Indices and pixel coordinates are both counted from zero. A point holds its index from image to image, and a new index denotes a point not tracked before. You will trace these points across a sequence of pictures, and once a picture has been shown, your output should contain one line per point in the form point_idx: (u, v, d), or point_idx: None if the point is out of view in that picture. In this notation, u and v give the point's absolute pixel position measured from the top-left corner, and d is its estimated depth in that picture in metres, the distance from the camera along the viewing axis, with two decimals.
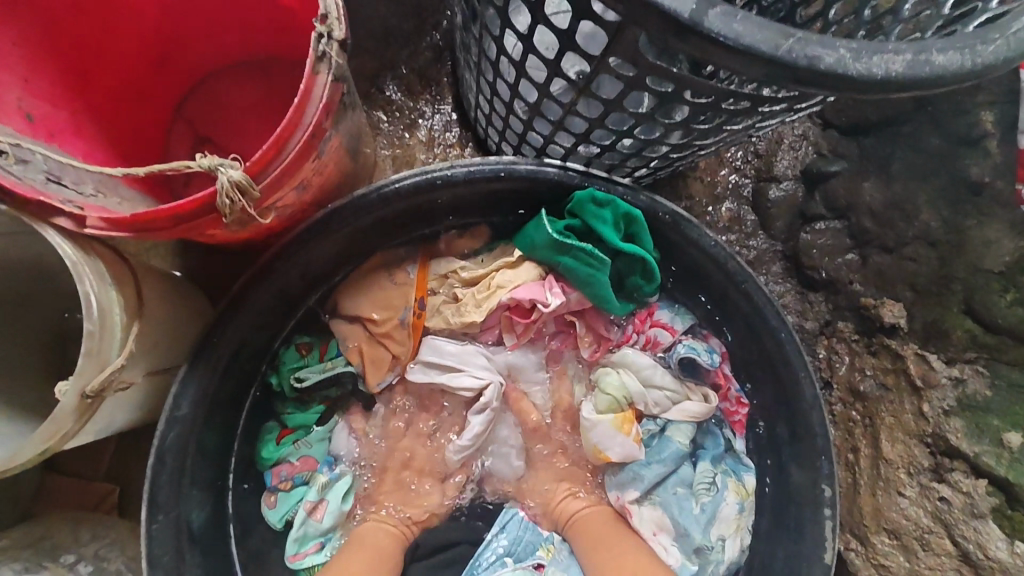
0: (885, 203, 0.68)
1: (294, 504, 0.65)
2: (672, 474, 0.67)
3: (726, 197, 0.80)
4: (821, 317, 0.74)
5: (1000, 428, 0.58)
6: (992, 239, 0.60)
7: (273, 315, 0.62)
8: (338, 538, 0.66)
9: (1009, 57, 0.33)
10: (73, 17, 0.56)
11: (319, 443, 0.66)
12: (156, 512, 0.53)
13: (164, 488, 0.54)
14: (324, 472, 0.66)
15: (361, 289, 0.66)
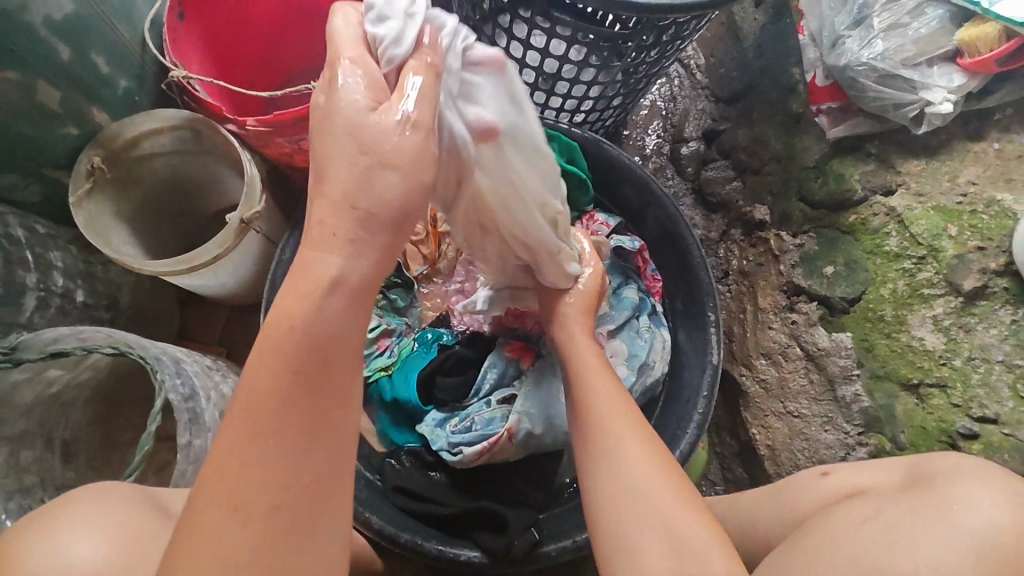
0: (750, 139, 0.96)
1: None
2: (631, 320, 0.94)
3: (652, 155, 1.11)
4: (719, 229, 1.03)
5: (822, 266, 0.85)
6: (808, 146, 0.88)
7: None
8: (378, 360, 0.93)
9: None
10: (229, 29, 0.84)
11: None
12: (270, 316, 0.82)
13: (276, 303, 0.82)
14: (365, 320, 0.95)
15: None
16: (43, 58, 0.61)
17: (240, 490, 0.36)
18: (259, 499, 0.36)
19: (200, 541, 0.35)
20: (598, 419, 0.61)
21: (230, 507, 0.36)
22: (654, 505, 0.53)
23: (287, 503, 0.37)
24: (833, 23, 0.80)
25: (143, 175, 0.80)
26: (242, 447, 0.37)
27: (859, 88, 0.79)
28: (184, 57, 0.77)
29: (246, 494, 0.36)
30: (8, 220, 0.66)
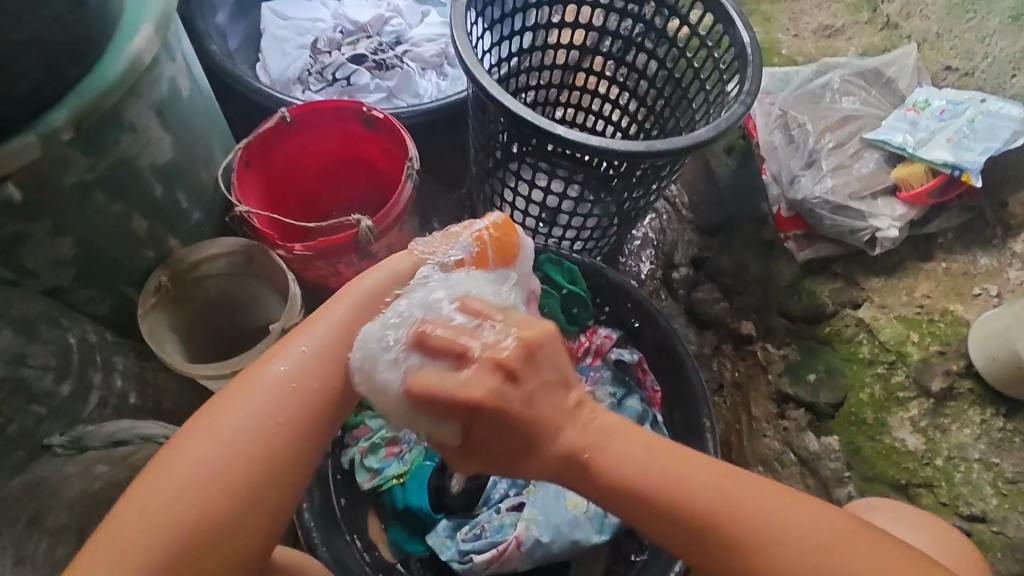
0: (732, 265, 1.06)
1: (353, 452, 0.95)
2: None
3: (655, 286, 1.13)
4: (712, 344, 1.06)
5: (805, 374, 0.91)
6: (782, 269, 0.99)
7: None
8: (387, 465, 0.94)
9: (688, 145, 0.83)
10: (283, 172, 1.01)
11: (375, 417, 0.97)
12: None
13: None
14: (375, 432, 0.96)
15: None
16: (141, 195, 0.76)
17: (172, 478, 0.49)
18: (180, 488, 0.48)
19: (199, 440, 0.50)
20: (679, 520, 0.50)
21: (216, 432, 0.51)
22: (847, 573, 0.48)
23: (197, 493, 0.48)
24: (790, 165, 0.95)
25: (199, 294, 0.92)
26: (190, 441, 0.50)
27: (817, 217, 0.92)
28: (245, 190, 0.93)
29: (175, 482, 0.49)
30: (86, 327, 0.78)
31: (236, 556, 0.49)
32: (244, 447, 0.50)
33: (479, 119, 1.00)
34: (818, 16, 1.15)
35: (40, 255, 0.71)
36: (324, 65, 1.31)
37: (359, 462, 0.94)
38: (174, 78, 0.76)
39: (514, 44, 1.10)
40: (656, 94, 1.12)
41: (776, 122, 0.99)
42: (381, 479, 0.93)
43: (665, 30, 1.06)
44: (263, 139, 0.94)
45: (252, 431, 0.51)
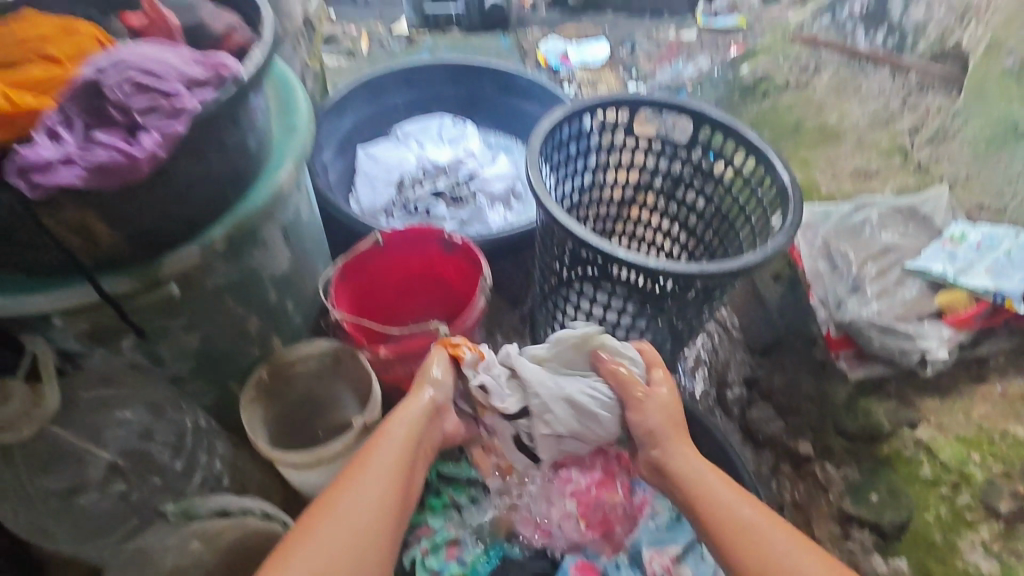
0: (784, 383, 1.10)
1: (414, 551, 0.99)
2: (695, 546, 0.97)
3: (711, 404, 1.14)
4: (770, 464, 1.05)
5: (867, 493, 0.93)
6: (836, 388, 1.03)
7: None
8: (448, 566, 0.97)
9: (736, 268, 0.92)
10: (370, 285, 1.15)
11: (437, 517, 1.02)
12: None
13: None
14: (436, 533, 1.00)
15: None
16: (260, 301, 0.89)
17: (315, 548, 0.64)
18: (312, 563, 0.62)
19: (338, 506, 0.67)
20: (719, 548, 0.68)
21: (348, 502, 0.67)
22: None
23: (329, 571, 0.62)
24: (836, 290, 1.02)
25: (289, 392, 1.02)
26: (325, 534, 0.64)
27: (866, 337, 0.96)
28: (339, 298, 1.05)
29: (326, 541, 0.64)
30: (199, 413, 0.87)
31: None
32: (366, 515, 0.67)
33: (545, 243, 1.12)
34: (852, 162, 1.29)
35: (172, 348, 0.84)
36: (407, 198, 1.50)
37: (420, 563, 0.97)
38: (299, 205, 0.91)
39: (577, 182, 1.25)
40: (705, 226, 1.24)
41: (819, 252, 1.07)
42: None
43: (711, 171, 1.20)
44: (357, 257, 1.09)
45: (364, 531, 0.66)
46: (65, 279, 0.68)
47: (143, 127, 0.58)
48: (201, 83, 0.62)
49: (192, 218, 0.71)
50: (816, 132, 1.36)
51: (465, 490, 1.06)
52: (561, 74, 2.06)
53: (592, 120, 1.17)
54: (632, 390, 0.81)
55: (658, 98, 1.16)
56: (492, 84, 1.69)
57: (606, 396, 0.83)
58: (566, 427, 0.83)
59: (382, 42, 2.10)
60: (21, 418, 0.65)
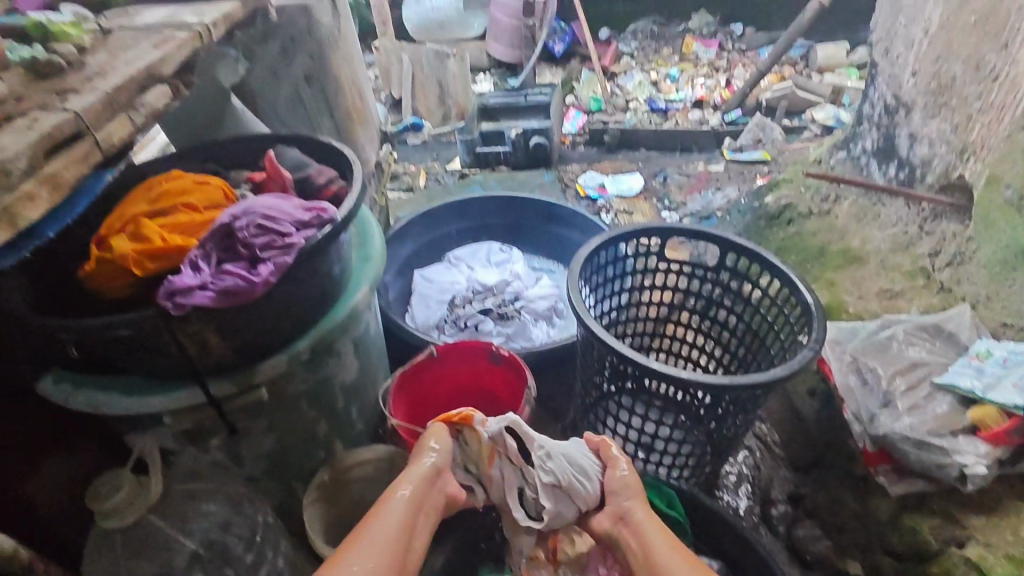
0: (828, 503, 1.14)
1: None
2: None
3: (757, 521, 1.18)
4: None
5: None
6: (880, 504, 1.05)
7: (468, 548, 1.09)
8: None
9: (765, 380, 0.98)
10: (424, 396, 1.25)
11: None
12: None
13: None
14: None
15: None
16: (328, 407, 1.00)
17: None
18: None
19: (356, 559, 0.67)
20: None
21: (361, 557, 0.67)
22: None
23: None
24: (868, 404, 1.06)
25: (345, 495, 1.10)
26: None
27: (902, 451, 0.99)
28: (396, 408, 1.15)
29: None
30: (267, 511, 0.95)
31: None
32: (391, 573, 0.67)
33: (586, 358, 1.21)
34: (877, 283, 1.37)
35: (252, 446, 0.94)
36: (458, 315, 1.63)
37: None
38: (368, 321, 1.04)
39: (614, 302, 1.35)
40: (739, 343, 1.31)
41: (849, 366, 1.12)
42: None
43: (740, 291, 1.29)
44: (414, 369, 1.19)
45: None
46: (177, 382, 0.82)
47: (263, 260, 0.74)
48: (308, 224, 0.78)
49: (285, 333, 0.84)
50: (839, 256, 1.47)
51: None
52: (599, 204, 2.26)
53: (626, 247, 1.30)
54: (622, 466, 0.85)
55: (686, 227, 1.28)
56: (536, 214, 1.87)
57: (598, 466, 0.86)
58: (565, 475, 0.83)
59: (439, 179, 2.37)
60: (126, 507, 0.75)
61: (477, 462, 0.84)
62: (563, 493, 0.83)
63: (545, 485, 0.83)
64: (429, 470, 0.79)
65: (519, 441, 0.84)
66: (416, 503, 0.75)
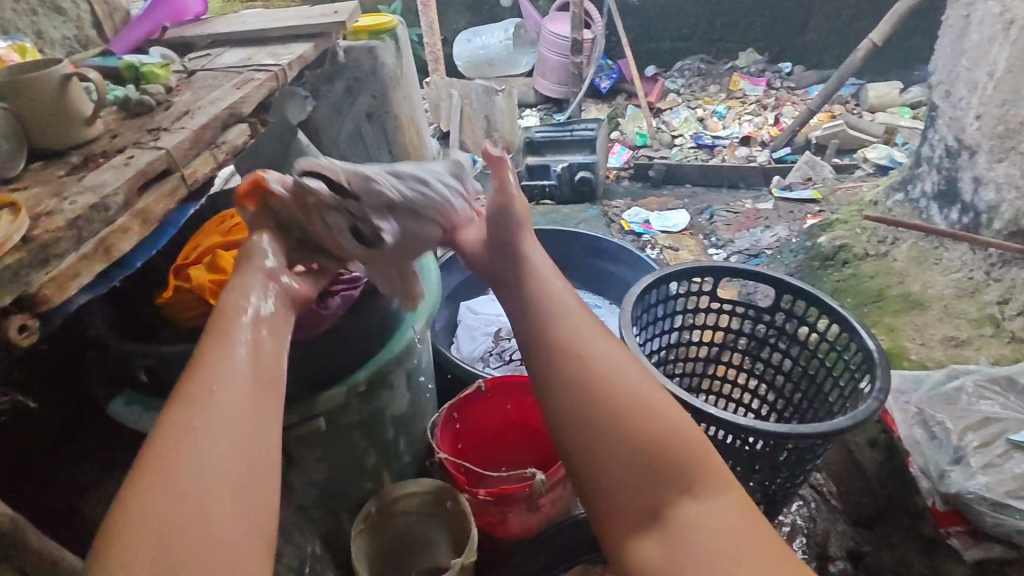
0: (895, 560, 1.09)
1: None
2: None
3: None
4: None
5: None
6: (951, 568, 1.00)
7: None
8: None
9: (827, 431, 0.95)
10: (470, 432, 1.24)
11: None
12: None
13: None
14: None
15: None
16: (380, 437, 1.01)
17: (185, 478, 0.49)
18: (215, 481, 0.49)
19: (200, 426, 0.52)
20: (606, 427, 0.63)
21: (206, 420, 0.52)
22: (726, 549, 0.57)
23: (235, 504, 0.49)
24: (937, 459, 1.01)
25: (390, 528, 1.09)
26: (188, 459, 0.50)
27: (977, 512, 0.95)
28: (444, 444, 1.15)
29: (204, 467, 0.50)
30: (315, 542, 0.96)
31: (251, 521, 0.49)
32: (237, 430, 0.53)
33: None
34: (941, 329, 1.33)
35: (305, 475, 0.95)
36: (503, 348, 1.64)
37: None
38: (421, 354, 1.05)
39: (664, 341, 1.33)
40: (794, 387, 1.28)
41: (915, 418, 1.08)
42: None
43: (795, 334, 1.26)
44: (461, 404, 1.20)
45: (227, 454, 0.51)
46: None
47: (332, 293, 0.80)
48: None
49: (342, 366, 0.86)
50: (900, 300, 1.44)
51: None
52: (645, 238, 2.25)
53: (676, 287, 1.29)
54: (514, 204, 0.85)
55: (739, 267, 1.26)
56: (582, 249, 1.87)
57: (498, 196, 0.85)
58: (407, 188, 0.81)
59: None
60: None
61: (289, 212, 0.75)
62: (411, 211, 0.82)
63: (373, 202, 0.79)
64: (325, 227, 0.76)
65: (331, 184, 0.76)
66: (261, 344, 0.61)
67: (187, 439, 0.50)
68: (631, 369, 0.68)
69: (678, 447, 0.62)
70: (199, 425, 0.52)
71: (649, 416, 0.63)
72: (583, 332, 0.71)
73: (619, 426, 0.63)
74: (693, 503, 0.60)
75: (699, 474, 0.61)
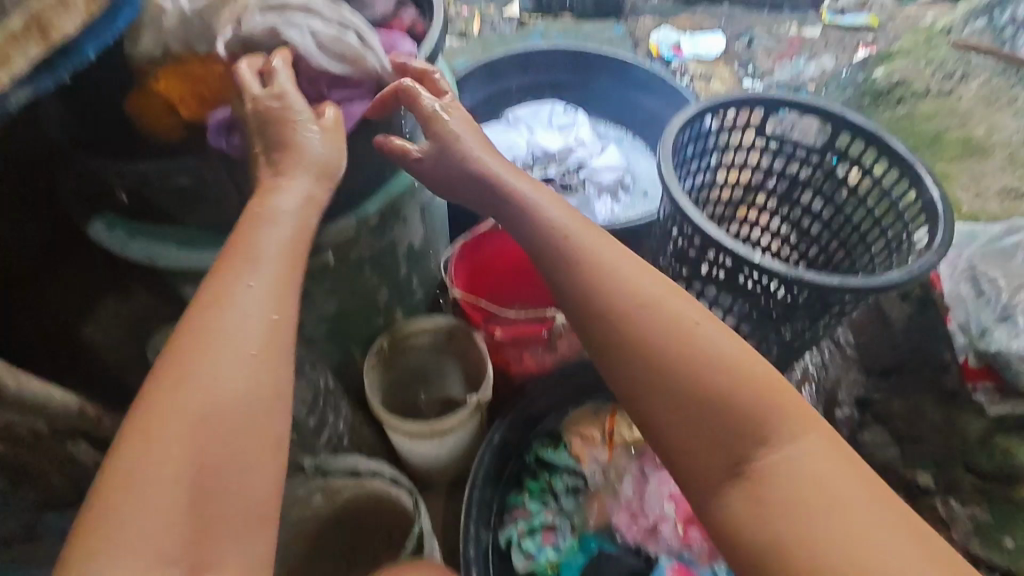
0: (906, 409, 1.05)
1: (512, 531, 1.00)
2: None
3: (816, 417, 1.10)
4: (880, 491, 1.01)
5: (1000, 538, 0.93)
6: (969, 422, 1.00)
7: (525, 424, 1.08)
8: (542, 551, 0.98)
9: (873, 284, 0.86)
10: (484, 270, 1.18)
11: (534, 501, 1.03)
12: (474, 488, 0.97)
13: (481, 477, 0.98)
14: (532, 517, 1.02)
15: (576, 422, 1.11)
16: (391, 274, 0.94)
17: (182, 425, 0.51)
18: (215, 401, 0.52)
19: (204, 369, 0.53)
20: (692, 376, 0.57)
21: (210, 364, 0.53)
22: (806, 501, 0.50)
23: (210, 443, 0.51)
24: (982, 318, 0.99)
25: (405, 363, 1.07)
26: (183, 398, 0.52)
27: (1014, 371, 0.95)
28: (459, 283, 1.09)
29: (200, 407, 0.51)
30: (327, 375, 0.93)
31: (236, 475, 0.51)
32: (242, 386, 0.53)
33: (663, 234, 1.10)
34: (999, 181, 1.22)
35: (313, 310, 0.89)
36: None
37: (516, 544, 0.99)
38: (436, 186, 0.94)
39: (697, 181, 1.22)
40: (830, 236, 1.19)
41: (964, 274, 1.04)
42: (535, 564, 0.97)
43: (843, 180, 1.14)
44: (477, 240, 1.12)
45: (224, 405, 0.52)
46: None
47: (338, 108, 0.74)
48: (349, 98, 0.75)
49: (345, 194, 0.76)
50: (958, 144, 1.29)
51: (564, 479, 1.06)
52: (675, 66, 2.01)
53: (713, 120, 1.12)
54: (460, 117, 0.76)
55: (794, 100, 1.10)
56: (608, 74, 1.66)
57: (468, 130, 0.74)
58: None
59: (494, 26, 2.11)
60: None
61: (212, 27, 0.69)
62: None
63: None
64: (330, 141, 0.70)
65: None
66: (284, 279, 0.59)
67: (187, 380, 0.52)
68: (674, 301, 0.61)
69: (735, 395, 0.56)
70: (200, 363, 0.53)
71: (690, 356, 0.57)
72: (612, 267, 0.64)
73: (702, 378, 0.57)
74: (769, 453, 0.54)
75: (768, 422, 0.55)
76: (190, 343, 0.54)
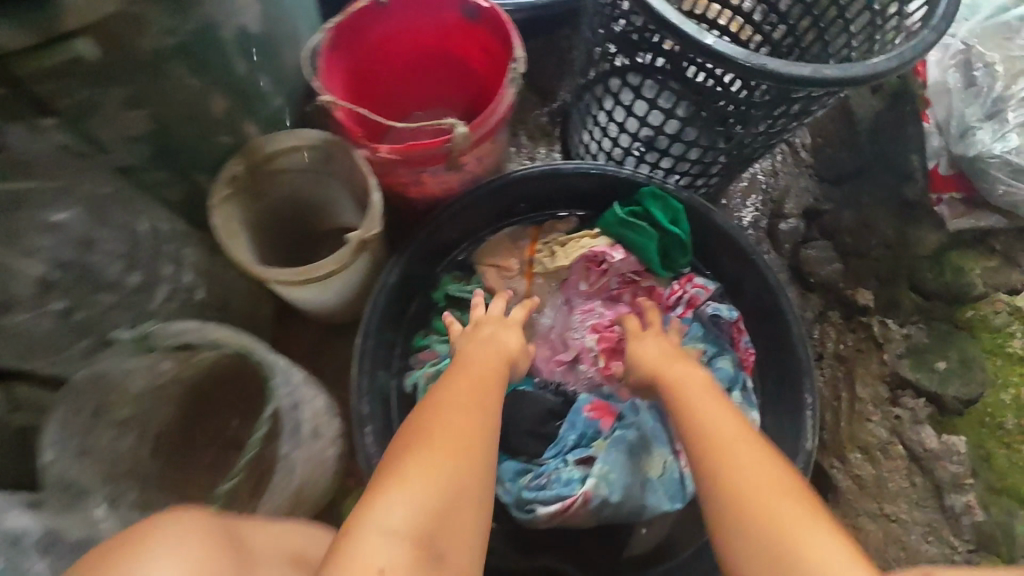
0: (857, 222, 0.93)
1: (417, 376, 0.89)
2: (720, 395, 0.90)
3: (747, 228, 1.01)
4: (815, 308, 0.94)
5: (932, 360, 0.85)
6: (923, 236, 0.90)
7: (431, 254, 0.93)
8: None
9: (856, 75, 0.65)
10: (370, 61, 0.92)
11: (444, 342, 0.91)
12: (367, 337, 0.82)
13: (374, 325, 0.83)
14: (441, 359, 0.90)
15: (490, 252, 0.96)
16: (223, 72, 0.68)
17: (417, 490, 0.55)
18: (435, 482, 0.56)
19: (438, 434, 0.61)
20: (732, 490, 0.58)
21: (442, 431, 0.61)
22: None
23: (438, 518, 0.54)
24: (965, 114, 0.85)
25: (275, 188, 0.85)
26: (416, 464, 0.58)
27: (991, 180, 0.84)
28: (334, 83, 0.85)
29: (429, 481, 0.56)
30: (159, 213, 0.70)
31: (457, 545, 0.54)
32: (466, 460, 0.59)
33: (596, 8, 0.83)
34: None
35: (111, 127, 0.64)
36: None
37: (422, 388, 0.89)
38: None
39: None
40: None
41: (954, 59, 0.88)
42: None
43: None
44: (353, 21, 0.85)
45: (452, 483, 0.57)
46: None
47: None
48: None
49: None
50: None
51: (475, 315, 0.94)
52: None
53: None
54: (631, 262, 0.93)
55: None
56: None
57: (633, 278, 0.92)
58: None
59: None
60: None
61: None
62: None
63: None
64: (503, 326, 0.82)
65: None
66: (486, 383, 0.71)
67: (422, 450, 0.59)
68: (722, 418, 0.65)
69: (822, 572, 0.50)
70: (433, 436, 0.61)
71: (737, 496, 0.58)
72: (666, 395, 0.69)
73: (748, 506, 0.56)
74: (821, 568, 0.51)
75: (807, 546, 0.53)
76: (420, 423, 0.63)
